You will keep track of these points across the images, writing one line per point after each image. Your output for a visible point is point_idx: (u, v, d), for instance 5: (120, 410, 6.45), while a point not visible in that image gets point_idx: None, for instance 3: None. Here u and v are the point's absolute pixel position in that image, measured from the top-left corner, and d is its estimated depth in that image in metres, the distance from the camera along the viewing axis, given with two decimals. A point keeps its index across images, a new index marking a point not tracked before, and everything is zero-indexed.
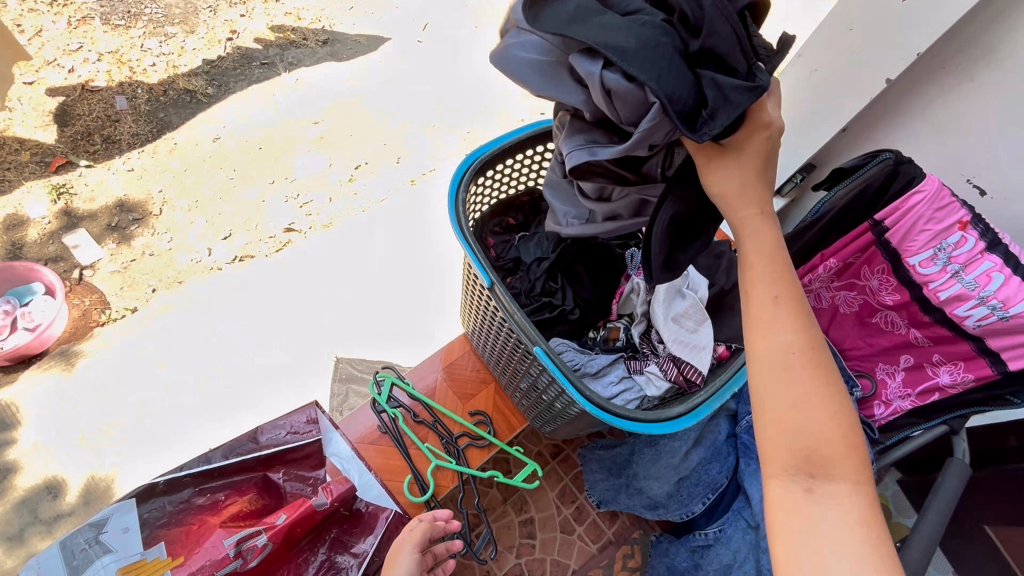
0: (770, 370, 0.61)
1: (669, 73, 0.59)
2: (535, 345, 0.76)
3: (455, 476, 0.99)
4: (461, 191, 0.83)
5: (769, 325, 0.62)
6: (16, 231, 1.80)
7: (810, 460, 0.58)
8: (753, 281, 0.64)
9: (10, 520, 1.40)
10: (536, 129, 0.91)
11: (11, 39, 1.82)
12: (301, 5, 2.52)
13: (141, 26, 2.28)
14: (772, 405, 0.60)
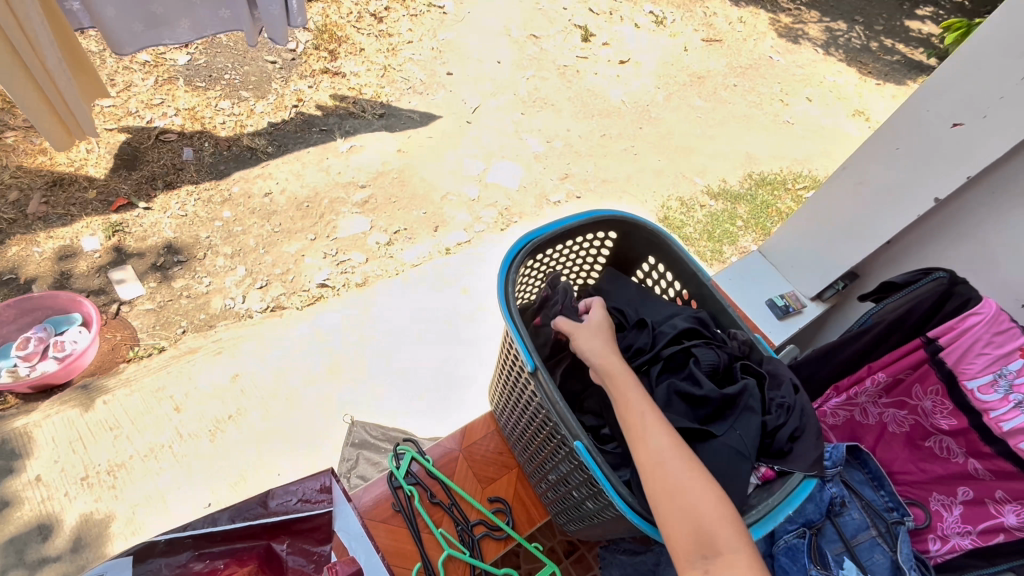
0: (651, 467, 0.68)
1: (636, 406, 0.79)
2: (577, 440, 0.72)
3: (467, 569, 0.91)
4: (512, 270, 0.83)
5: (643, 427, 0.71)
6: (67, 261, 1.88)
7: (703, 544, 0.62)
8: (646, 442, 0.69)
9: None
10: (592, 218, 0.92)
11: (96, 78, 2.00)
12: (364, 82, 2.74)
13: (218, 89, 2.49)
14: (662, 497, 0.65)
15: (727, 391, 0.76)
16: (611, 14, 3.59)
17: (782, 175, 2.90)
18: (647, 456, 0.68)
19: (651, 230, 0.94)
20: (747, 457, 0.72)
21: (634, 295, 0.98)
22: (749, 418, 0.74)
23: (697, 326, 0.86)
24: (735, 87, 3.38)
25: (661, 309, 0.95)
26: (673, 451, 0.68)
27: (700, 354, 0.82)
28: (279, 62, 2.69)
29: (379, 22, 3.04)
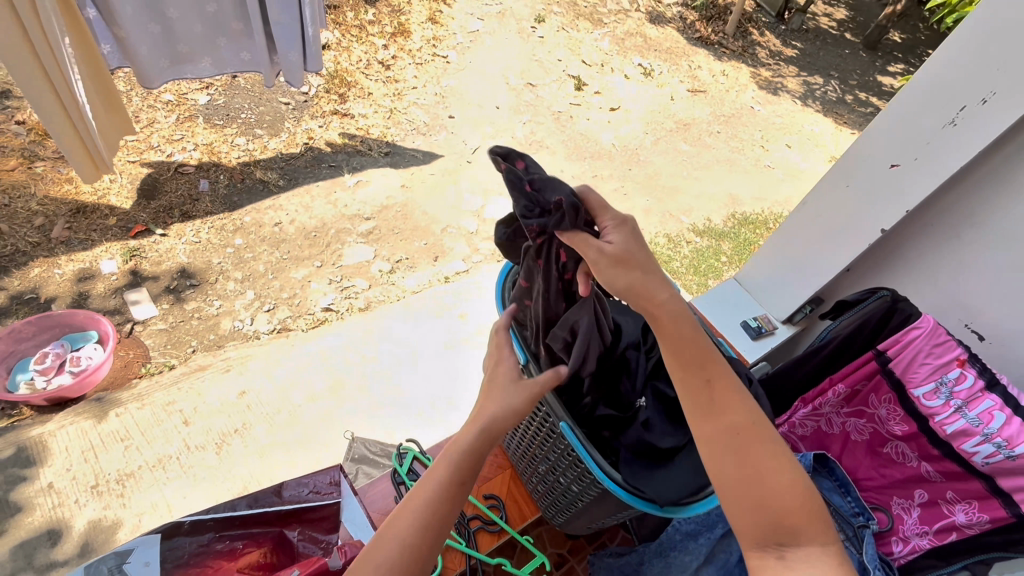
0: (723, 449, 0.72)
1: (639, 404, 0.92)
2: (563, 422, 0.82)
3: (463, 560, 0.98)
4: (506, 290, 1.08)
5: (713, 407, 0.74)
6: (86, 283, 1.99)
7: (777, 529, 0.67)
8: (728, 422, 0.73)
9: (3, 562, 1.35)
10: None
11: (124, 114, 2.16)
12: (370, 123, 2.94)
13: (235, 127, 2.67)
14: (735, 479, 0.70)
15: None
16: (602, 65, 3.87)
17: (763, 215, 3.08)
18: (717, 439, 0.72)
19: None
20: None
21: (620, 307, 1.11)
22: None
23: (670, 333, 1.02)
24: (718, 133, 3.62)
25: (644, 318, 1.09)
26: (741, 432, 0.72)
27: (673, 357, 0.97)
28: (292, 104, 2.89)
29: (386, 69, 3.28)
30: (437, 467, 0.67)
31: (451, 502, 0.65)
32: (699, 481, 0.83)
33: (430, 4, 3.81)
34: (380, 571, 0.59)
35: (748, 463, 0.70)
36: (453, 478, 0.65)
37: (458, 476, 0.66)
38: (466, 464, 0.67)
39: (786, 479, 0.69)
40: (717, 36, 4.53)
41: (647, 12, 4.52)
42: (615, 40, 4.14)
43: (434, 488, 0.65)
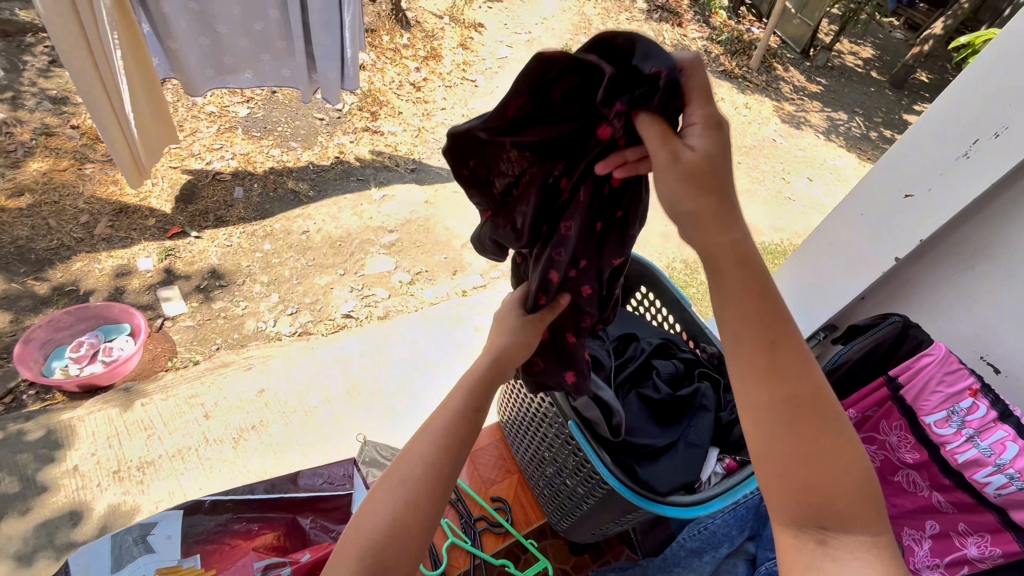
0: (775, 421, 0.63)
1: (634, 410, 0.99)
2: (570, 419, 0.87)
3: (468, 559, 0.99)
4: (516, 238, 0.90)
5: (774, 371, 0.63)
6: (122, 278, 2.09)
7: (822, 514, 0.62)
8: (788, 391, 0.63)
9: (27, 539, 1.40)
10: None
11: (170, 123, 2.29)
12: (399, 141, 3.06)
13: (271, 139, 2.81)
14: (783, 456, 0.63)
15: (680, 393, 0.99)
16: None
17: (782, 245, 3.08)
18: (777, 409, 0.63)
19: (641, 264, 1.13)
20: (698, 445, 0.94)
21: (624, 321, 1.19)
22: (704, 415, 0.98)
23: (665, 345, 1.10)
24: (739, 164, 3.66)
25: (648, 330, 1.16)
26: (800, 404, 0.64)
27: (660, 366, 1.04)
28: (326, 119, 3.02)
29: (417, 90, 3.42)
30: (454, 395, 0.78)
31: (472, 421, 0.76)
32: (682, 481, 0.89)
33: (463, 31, 3.98)
34: (403, 482, 0.68)
35: (801, 441, 0.63)
36: (470, 403, 0.77)
37: (473, 402, 0.77)
38: (481, 392, 0.78)
39: (842, 461, 0.63)
40: (741, 70, 4.61)
41: (672, 45, 4.63)
42: None
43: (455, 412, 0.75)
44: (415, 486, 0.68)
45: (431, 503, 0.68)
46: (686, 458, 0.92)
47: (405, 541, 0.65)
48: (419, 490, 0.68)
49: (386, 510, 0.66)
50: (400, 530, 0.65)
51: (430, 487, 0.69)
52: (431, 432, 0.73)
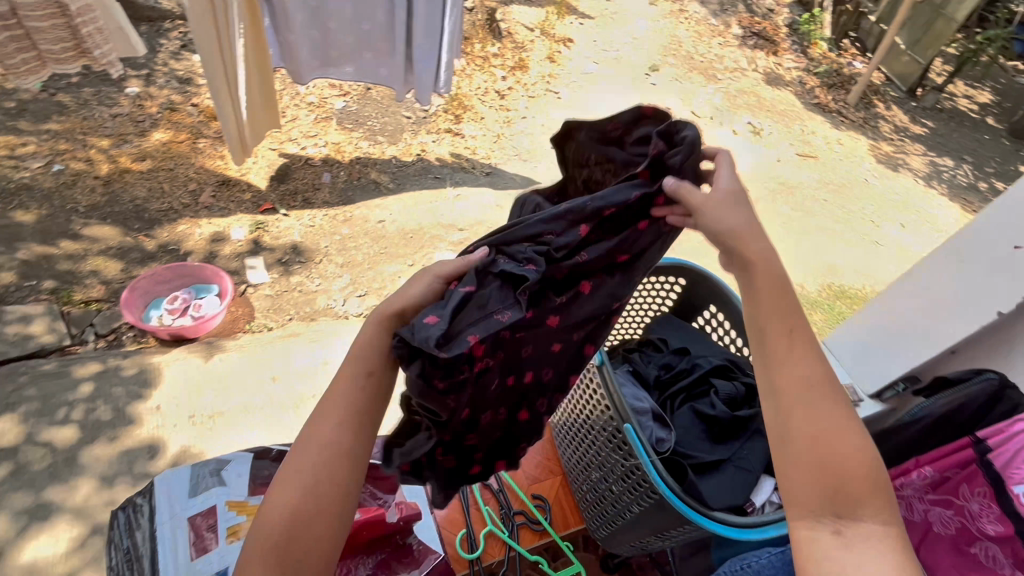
0: (791, 402, 0.72)
1: (684, 426, 1.02)
2: (626, 423, 0.85)
3: (503, 548, 1.02)
4: None
5: (791, 359, 0.74)
6: (217, 243, 2.28)
7: (836, 497, 0.67)
8: (802, 376, 0.73)
9: (111, 464, 1.55)
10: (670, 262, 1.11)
11: (276, 108, 2.49)
12: (478, 144, 3.16)
13: (360, 132, 2.98)
14: (798, 434, 0.70)
15: (737, 415, 1.00)
16: (710, 119, 3.89)
17: (862, 291, 2.91)
18: (792, 392, 0.72)
19: (717, 280, 1.09)
20: (749, 471, 0.97)
21: (689, 336, 1.14)
22: (758, 440, 0.99)
23: (728, 367, 1.07)
24: (824, 202, 3.48)
25: (711, 349, 1.12)
26: (817, 389, 0.72)
27: (720, 386, 1.03)
28: (413, 118, 3.17)
29: (501, 98, 3.52)
30: (345, 367, 0.79)
31: (364, 391, 0.78)
32: (733, 499, 0.93)
33: (551, 44, 4.06)
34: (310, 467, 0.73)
35: (814, 421, 0.70)
36: (358, 370, 0.78)
37: (360, 368, 0.78)
38: (372, 356, 0.79)
39: (853, 445, 0.69)
40: (837, 105, 4.40)
41: (764, 73, 4.49)
42: (727, 95, 4.15)
43: (346, 388, 0.77)
44: (313, 474, 0.73)
45: (328, 488, 0.72)
46: (736, 481, 0.95)
47: (307, 529, 0.71)
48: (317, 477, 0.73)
49: (286, 501, 0.71)
50: (305, 518, 0.71)
51: (326, 475, 0.73)
52: (326, 417, 0.76)
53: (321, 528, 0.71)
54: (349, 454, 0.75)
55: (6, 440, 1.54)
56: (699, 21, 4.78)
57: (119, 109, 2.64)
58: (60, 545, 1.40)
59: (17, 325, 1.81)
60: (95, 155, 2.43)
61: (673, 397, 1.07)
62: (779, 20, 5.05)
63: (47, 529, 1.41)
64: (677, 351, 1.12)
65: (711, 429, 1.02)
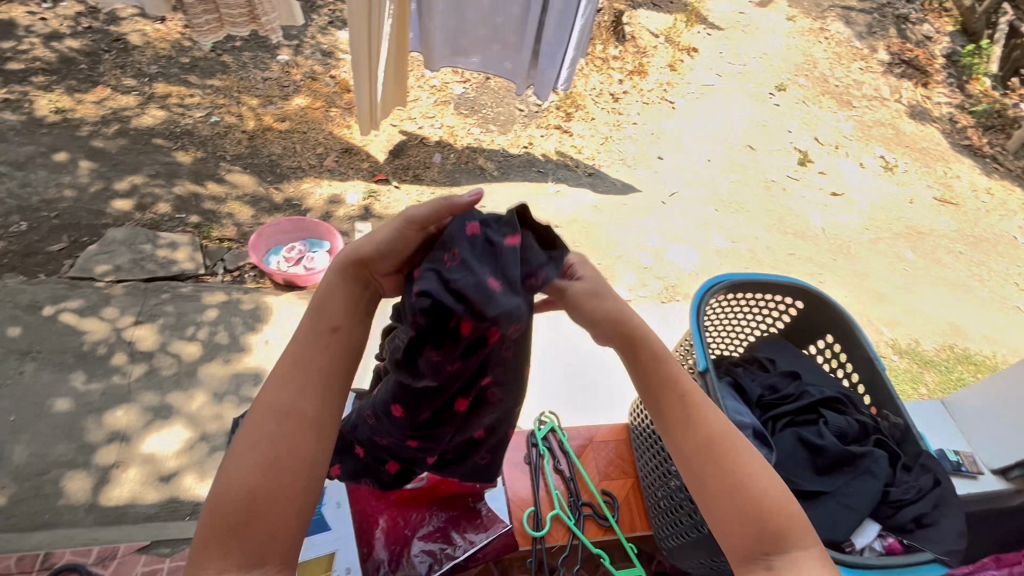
0: (701, 464, 0.77)
1: (788, 451, 1.06)
2: None
3: (567, 535, 1.02)
4: (707, 296, 1.06)
5: (687, 421, 0.79)
6: (333, 205, 2.47)
7: (761, 542, 0.72)
8: (710, 432, 0.78)
9: (223, 382, 1.74)
10: (795, 285, 1.15)
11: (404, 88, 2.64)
12: (584, 143, 3.16)
13: (474, 118, 3.09)
14: (716, 492, 0.75)
15: (846, 448, 1.02)
16: (837, 148, 3.62)
17: (991, 359, 2.58)
18: (699, 451, 0.77)
19: (842, 311, 1.13)
20: (856, 509, 0.98)
21: (802, 363, 1.19)
22: (869, 480, 1.00)
23: (840, 399, 1.11)
24: (960, 254, 3.11)
25: (824, 380, 1.16)
26: (722, 445, 0.77)
27: (830, 418, 1.07)
28: (525, 111, 3.24)
29: (614, 101, 3.49)
30: (306, 324, 0.76)
31: (327, 348, 0.74)
32: (833, 530, 0.97)
33: (674, 52, 3.95)
34: (267, 433, 0.70)
35: (727, 473, 0.76)
36: (321, 326, 0.75)
37: (323, 324, 0.75)
38: (336, 310, 0.75)
39: (767, 484, 0.75)
40: (992, 150, 3.92)
41: (908, 105, 4.09)
42: (859, 125, 3.83)
43: (309, 351, 0.74)
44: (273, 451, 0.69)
45: (288, 464, 0.69)
46: (841, 513, 0.98)
47: (268, 508, 0.68)
48: (277, 453, 0.70)
49: (243, 477, 0.68)
50: (263, 500, 0.67)
51: (286, 450, 0.70)
52: (285, 384, 0.73)
53: (282, 508, 0.68)
54: (314, 421, 0.72)
55: (145, 344, 1.78)
56: (840, 42, 4.44)
57: (270, 74, 2.93)
58: (174, 442, 1.58)
59: (165, 250, 2.07)
60: (245, 112, 2.72)
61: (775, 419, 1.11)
62: (936, 50, 4.57)
63: (166, 426, 1.61)
64: (788, 375, 1.17)
65: (815, 457, 1.04)
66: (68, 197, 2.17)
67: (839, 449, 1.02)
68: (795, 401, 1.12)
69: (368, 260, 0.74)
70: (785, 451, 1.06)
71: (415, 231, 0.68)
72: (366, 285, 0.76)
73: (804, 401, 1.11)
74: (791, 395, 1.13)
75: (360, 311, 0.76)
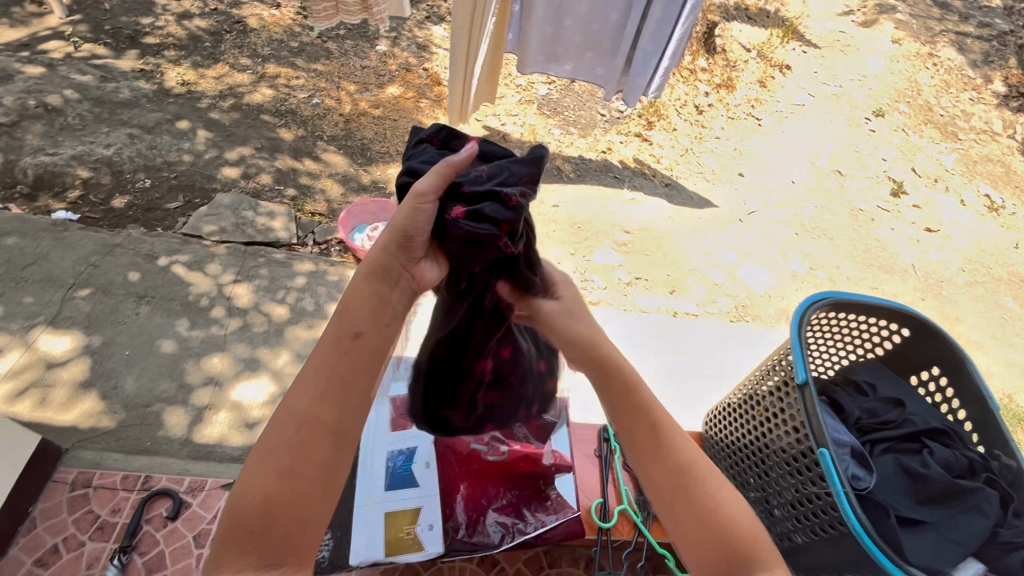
0: (669, 493, 0.72)
1: (886, 474, 0.94)
2: (825, 449, 0.81)
3: (633, 531, 1.03)
4: (811, 311, 0.94)
5: (660, 447, 0.74)
6: None
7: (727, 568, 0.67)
8: (677, 454, 0.74)
9: (304, 345, 1.85)
10: (901, 309, 1.05)
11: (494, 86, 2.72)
12: (663, 153, 3.13)
13: (556, 120, 3.13)
14: (681, 520, 0.71)
15: (958, 482, 0.90)
16: (936, 181, 3.39)
17: None
18: (667, 478, 0.73)
19: (953, 343, 1.03)
20: (954, 542, 0.88)
21: (904, 390, 1.09)
22: (976, 516, 0.89)
23: (947, 432, 1.00)
24: None
25: (927, 410, 1.05)
26: (692, 470, 0.73)
27: (935, 449, 0.96)
28: (607, 116, 3.24)
29: (698, 113, 3.43)
30: (331, 328, 0.73)
31: (349, 353, 0.71)
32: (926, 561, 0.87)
33: (766, 68, 3.83)
34: (283, 437, 0.67)
35: (697, 502, 0.71)
36: (344, 331, 0.72)
37: (346, 329, 0.72)
38: (361, 313, 0.73)
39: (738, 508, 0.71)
40: None
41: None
42: (964, 159, 3.58)
43: (331, 356, 0.71)
44: (291, 454, 0.66)
45: (309, 468, 0.66)
46: (936, 545, 0.88)
47: (287, 512, 0.65)
48: (292, 457, 0.66)
49: (261, 482, 0.65)
50: (282, 505, 0.64)
51: (304, 453, 0.67)
52: (307, 388, 0.70)
53: (297, 515, 0.65)
54: (336, 429, 0.69)
55: (242, 302, 1.93)
56: (951, 69, 4.16)
57: (368, 62, 3.09)
58: (258, 393, 1.71)
59: (264, 217, 2.23)
60: (343, 96, 2.88)
61: (872, 442, 1.01)
62: None
63: (254, 377, 1.75)
64: (889, 401, 1.07)
65: (917, 485, 0.92)
66: (185, 161, 2.39)
67: (948, 480, 0.90)
68: (895, 426, 1.02)
69: (403, 253, 0.74)
70: (883, 475, 0.94)
71: (432, 203, 0.71)
72: (395, 283, 0.74)
73: (906, 427, 1.01)
74: (895, 421, 1.03)
75: (384, 316, 0.73)
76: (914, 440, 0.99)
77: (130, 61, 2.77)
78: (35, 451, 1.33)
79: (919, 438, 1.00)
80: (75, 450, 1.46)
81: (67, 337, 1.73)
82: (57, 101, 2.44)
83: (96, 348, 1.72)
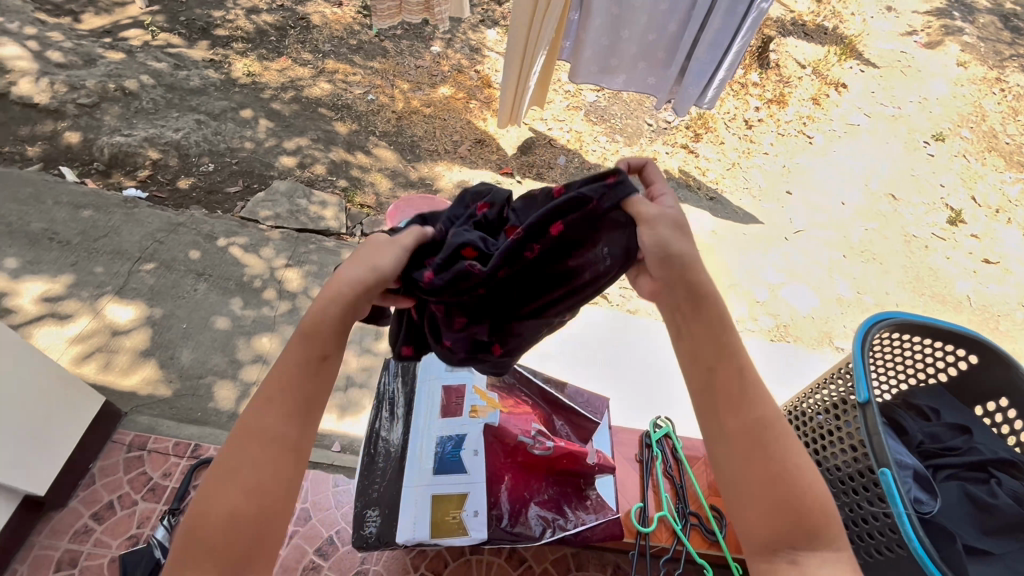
0: (740, 447, 0.66)
1: (950, 500, 0.93)
2: (885, 470, 0.79)
3: (671, 538, 1.04)
4: (872, 331, 0.91)
5: (741, 398, 0.67)
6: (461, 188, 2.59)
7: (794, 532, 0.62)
8: (757, 409, 0.67)
9: None
10: (967, 333, 1.02)
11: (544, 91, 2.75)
12: (709, 166, 3.10)
13: (603, 127, 3.14)
14: (750, 478, 0.64)
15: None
16: (997, 212, 3.25)
17: None
18: (743, 431, 0.66)
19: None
20: None
21: (968, 417, 1.06)
22: None
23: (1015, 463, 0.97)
24: None
25: (993, 440, 1.02)
26: (771, 426, 0.66)
27: (1004, 480, 0.94)
28: (654, 126, 3.23)
29: (748, 128, 3.38)
30: (296, 342, 0.70)
31: (319, 374, 0.70)
32: None
33: (821, 85, 3.74)
34: (249, 456, 0.64)
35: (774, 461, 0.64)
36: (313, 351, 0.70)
37: (315, 349, 0.70)
38: (330, 334, 0.70)
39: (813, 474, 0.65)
40: None
41: None
42: None
43: (296, 375, 0.68)
44: (255, 473, 0.63)
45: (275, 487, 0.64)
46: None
47: (252, 531, 0.62)
48: (259, 476, 0.63)
49: (226, 499, 0.62)
50: (242, 525, 0.61)
51: (270, 471, 0.64)
52: (274, 406, 0.67)
53: (266, 533, 0.63)
54: (300, 448, 0.67)
55: (291, 285, 2.00)
56: (1019, 96, 3.98)
57: (422, 62, 3.16)
58: None
59: (316, 206, 2.31)
60: (397, 94, 2.96)
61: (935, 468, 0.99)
62: None
63: None
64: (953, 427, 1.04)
65: (982, 514, 0.91)
66: (246, 148, 2.50)
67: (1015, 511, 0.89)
68: (961, 453, 1.00)
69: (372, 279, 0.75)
70: (946, 501, 0.93)
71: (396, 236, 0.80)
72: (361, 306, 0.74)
73: (972, 455, 0.99)
74: (960, 448, 1.01)
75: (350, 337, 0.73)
76: (981, 468, 0.97)
77: (201, 51, 2.92)
78: (100, 410, 1.42)
79: (984, 466, 0.97)
80: (133, 414, 1.54)
81: (131, 307, 1.83)
82: (134, 85, 2.58)
83: (157, 319, 1.81)
